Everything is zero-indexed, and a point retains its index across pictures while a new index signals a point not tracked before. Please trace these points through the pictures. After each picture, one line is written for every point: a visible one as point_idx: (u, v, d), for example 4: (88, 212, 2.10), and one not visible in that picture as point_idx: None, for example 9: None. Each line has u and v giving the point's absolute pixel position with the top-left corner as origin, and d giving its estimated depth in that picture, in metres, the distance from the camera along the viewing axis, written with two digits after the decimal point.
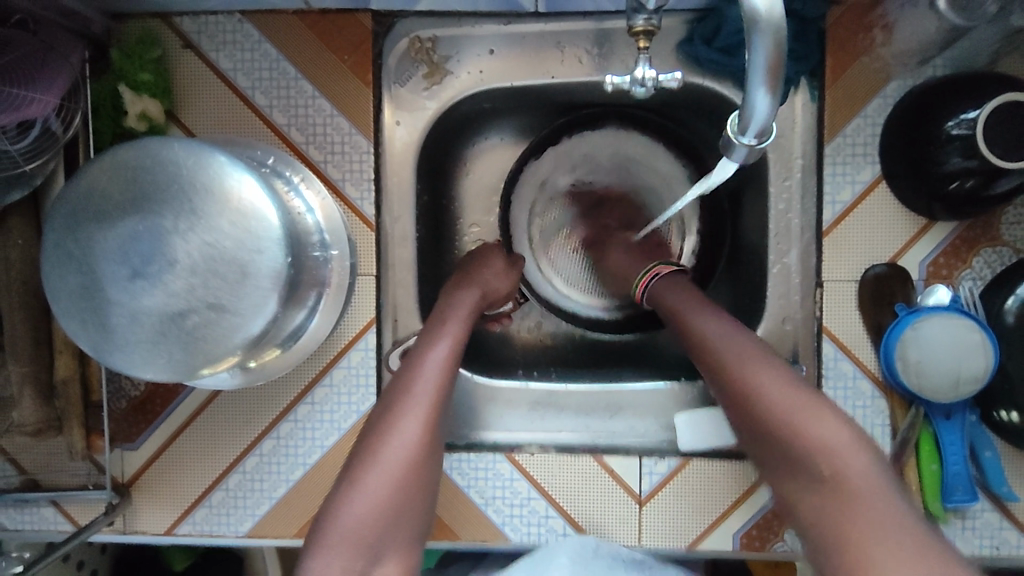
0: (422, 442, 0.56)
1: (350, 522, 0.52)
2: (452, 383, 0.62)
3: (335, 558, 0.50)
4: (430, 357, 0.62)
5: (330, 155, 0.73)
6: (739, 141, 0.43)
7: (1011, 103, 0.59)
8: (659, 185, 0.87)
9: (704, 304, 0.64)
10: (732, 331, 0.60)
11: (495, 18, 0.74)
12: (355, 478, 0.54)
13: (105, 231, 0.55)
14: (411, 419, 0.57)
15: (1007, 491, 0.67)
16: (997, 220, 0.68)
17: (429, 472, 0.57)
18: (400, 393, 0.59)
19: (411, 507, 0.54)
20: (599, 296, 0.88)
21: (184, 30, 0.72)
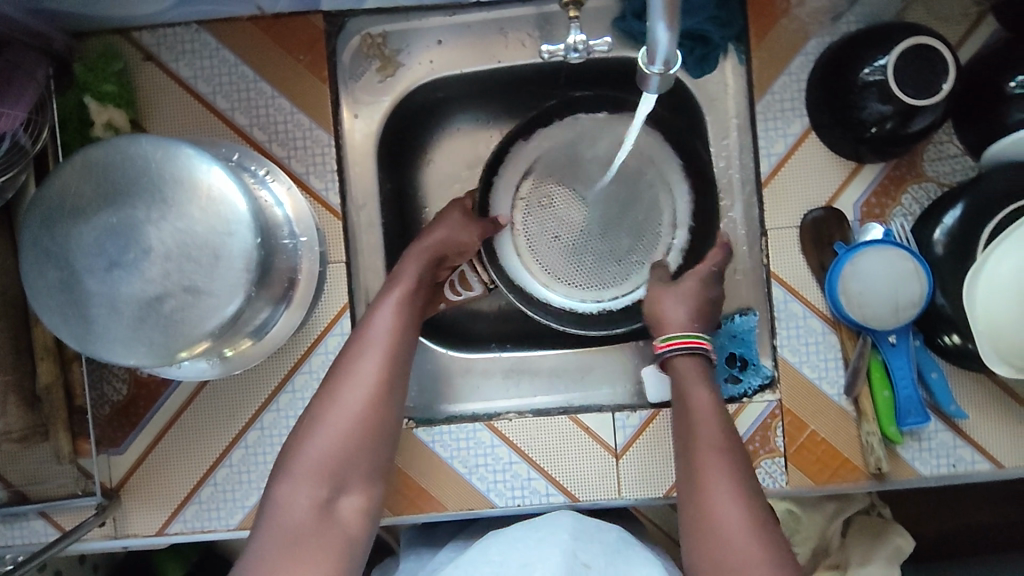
0: (378, 390, 0.63)
1: (313, 457, 0.60)
2: (406, 334, 0.67)
3: (302, 489, 0.58)
4: (381, 311, 0.67)
5: (292, 150, 0.76)
6: (650, 71, 0.46)
7: (916, 47, 0.65)
8: (651, 177, 0.87)
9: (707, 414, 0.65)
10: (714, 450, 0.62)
11: (440, 10, 0.79)
12: (317, 418, 0.62)
13: (81, 227, 0.57)
14: (366, 376, 0.63)
15: (955, 410, 0.72)
16: (919, 158, 0.74)
17: (387, 419, 0.63)
18: (354, 343, 0.65)
19: (367, 449, 0.62)
20: (575, 284, 0.88)
21: (143, 44, 0.76)
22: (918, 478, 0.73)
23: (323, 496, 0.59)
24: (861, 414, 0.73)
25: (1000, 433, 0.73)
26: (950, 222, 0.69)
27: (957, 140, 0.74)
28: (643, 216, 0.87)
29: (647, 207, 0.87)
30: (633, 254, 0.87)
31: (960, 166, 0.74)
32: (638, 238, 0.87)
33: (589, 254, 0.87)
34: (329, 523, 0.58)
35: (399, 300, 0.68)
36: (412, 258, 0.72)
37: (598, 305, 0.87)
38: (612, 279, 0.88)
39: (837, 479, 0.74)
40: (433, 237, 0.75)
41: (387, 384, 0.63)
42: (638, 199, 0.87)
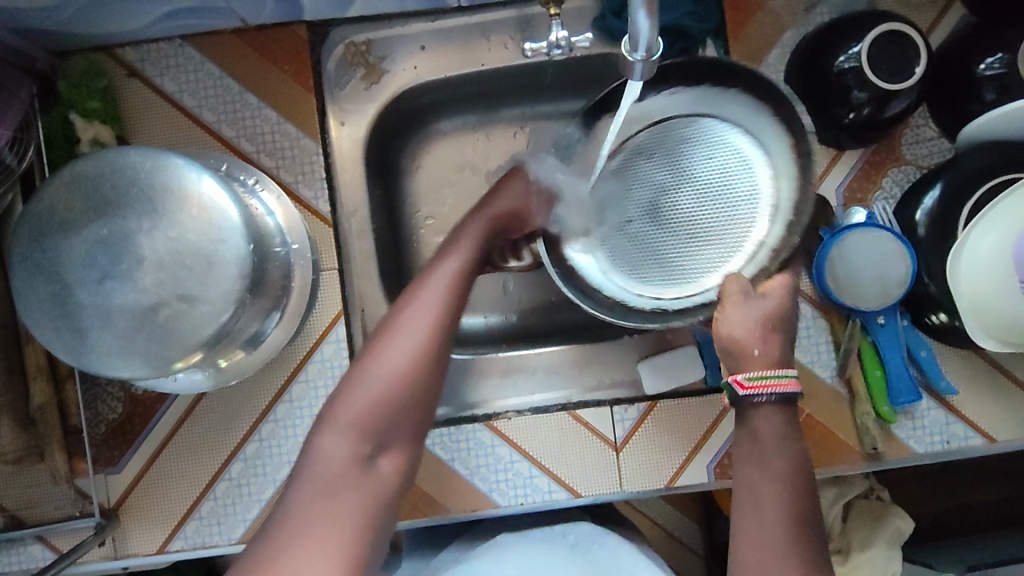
0: (425, 352, 0.59)
1: (357, 405, 0.57)
2: (463, 296, 0.64)
3: (342, 437, 0.56)
4: (439, 269, 0.65)
5: (281, 160, 0.76)
6: (634, 58, 0.47)
7: (888, 33, 0.67)
8: (753, 150, 0.62)
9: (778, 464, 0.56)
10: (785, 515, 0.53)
11: (422, 16, 0.80)
12: (364, 368, 0.59)
13: (71, 240, 0.57)
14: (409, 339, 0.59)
15: (945, 386, 0.73)
16: (897, 143, 0.76)
17: (436, 374, 0.60)
18: (408, 297, 0.62)
19: (416, 400, 0.58)
20: (635, 277, 0.66)
21: (127, 60, 0.76)
22: (913, 456, 0.74)
23: (364, 447, 0.56)
24: (854, 394, 0.74)
25: (989, 407, 0.74)
26: (930, 203, 0.71)
27: (932, 123, 0.76)
28: (749, 205, 0.62)
29: (745, 192, 0.62)
30: (716, 248, 0.63)
31: (938, 149, 0.76)
32: (725, 231, 0.63)
33: (664, 243, 0.65)
34: (366, 489, 0.55)
35: (458, 268, 0.65)
36: (475, 226, 0.70)
37: (656, 304, 0.64)
38: (682, 277, 0.64)
39: (835, 461, 0.75)
40: (500, 206, 0.72)
41: (436, 341, 0.60)
42: (745, 177, 0.62)
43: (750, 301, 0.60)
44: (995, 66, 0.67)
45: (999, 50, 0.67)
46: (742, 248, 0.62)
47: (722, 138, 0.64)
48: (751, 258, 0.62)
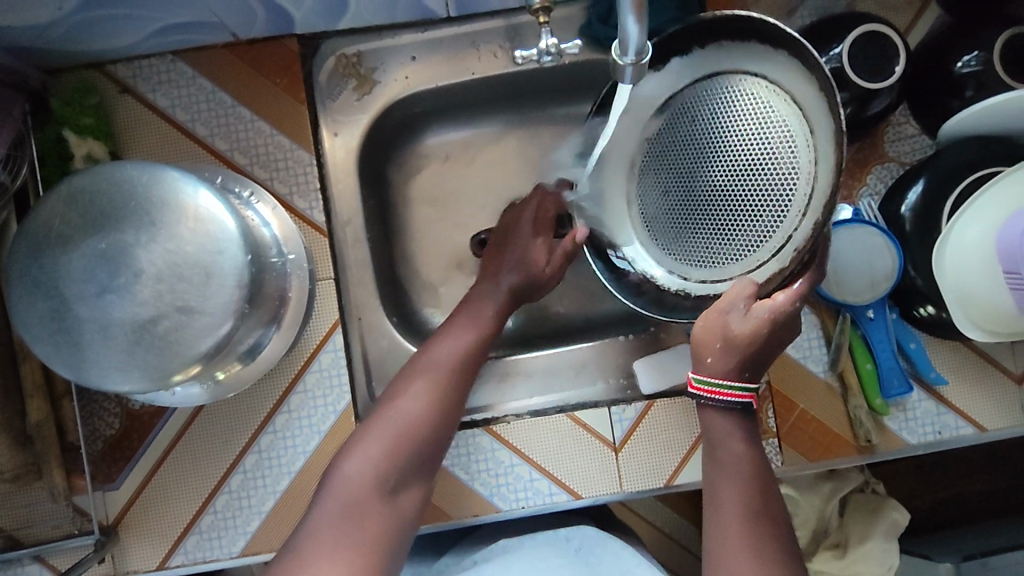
0: (430, 411, 0.66)
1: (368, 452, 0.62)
2: (469, 366, 0.71)
3: (364, 458, 0.62)
4: (447, 338, 0.71)
5: (275, 172, 0.77)
6: (624, 61, 0.48)
7: (866, 35, 0.69)
8: (799, 129, 0.58)
9: (750, 481, 0.60)
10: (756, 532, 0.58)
11: (412, 27, 0.81)
12: (371, 424, 0.65)
13: (69, 254, 0.57)
14: (428, 376, 0.68)
15: (935, 376, 0.75)
16: (880, 140, 0.78)
17: (438, 436, 0.67)
18: (415, 366, 0.69)
19: (422, 451, 0.65)
20: (670, 251, 0.67)
21: (118, 77, 0.76)
22: (906, 447, 0.75)
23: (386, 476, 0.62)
24: (847, 388, 0.75)
25: (979, 398, 0.76)
26: (914, 198, 0.73)
27: (913, 120, 0.77)
28: (782, 192, 0.59)
29: (783, 172, 0.58)
30: (747, 232, 0.61)
31: (919, 145, 0.78)
32: (757, 216, 0.60)
33: (694, 219, 0.64)
34: (386, 511, 0.61)
35: (467, 342, 0.72)
36: (494, 292, 0.76)
37: (681, 287, 0.66)
38: (709, 259, 0.64)
39: (831, 455, 0.76)
40: (506, 279, 0.77)
41: (439, 407, 0.67)
42: (782, 159, 0.58)
43: (735, 315, 0.60)
44: (972, 64, 0.69)
45: (975, 49, 0.69)
46: (772, 238, 0.60)
47: (765, 111, 0.59)
48: (778, 251, 0.60)
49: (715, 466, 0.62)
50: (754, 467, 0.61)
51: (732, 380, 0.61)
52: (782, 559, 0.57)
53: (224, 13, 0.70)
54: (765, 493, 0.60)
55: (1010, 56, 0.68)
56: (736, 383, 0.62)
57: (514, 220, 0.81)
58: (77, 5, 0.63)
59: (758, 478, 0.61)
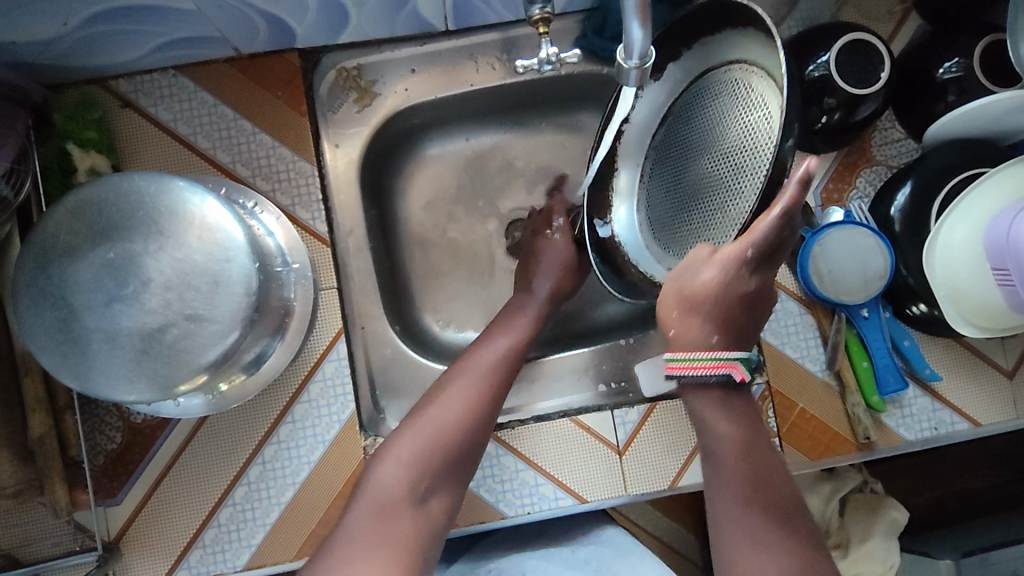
0: (467, 413, 0.67)
1: (406, 452, 0.64)
2: (509, 371, 0.72)
3: (393, 470, 0.63)
4: (488, 346, 0.73)
5: (277, 183, 0.78)
6: (628, 65, 0.49)
7: (851, 43, 0.72)
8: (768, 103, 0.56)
9: (746, 472, 0.59)
10: (762, 520, 0.57)
11: (411, 41, 0.82)
12: (405, 426, 0.66)
13: (77, 264, 0.57)
14: (466, 380, 0.69)
15: (930, 373, 0.76)
16: (868, 145, 0.80)
17: (477, 440, 0.67)
18: (458, 371, 0.71)
19: (461, 455, 0.66)
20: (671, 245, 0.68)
21: (121, 92, 0.77)
22: (905, 443, 0.77)
23: (418, 487, 0.62)
24: (845, 386, 0.77)
25: (973, 392, 0.77)
26: (903, 199, 0.75)
27: (898, 125, 0.80)
28: (754, 166, 0.57)
29: (754, 146, 0.57)
30: (732, 215, 0.59)
31: (905, 149, 0.80)
32: (739, 196, 0.58)
33: (689, 212, 0.65)
34: (416, 521, 0.62)
35: (506, 349, 0.73)
36: (530, 300, 0.78)
37: None
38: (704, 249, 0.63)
39: (831, 452, 0.78)
40: (541, 286, 0.79)
41: (479, 409, 0.67)
42: (753, 136, 0.57)
43: (689, 275, 0.60)
44: (953, 70, 0.72)
45: (954, 56, 0.72)
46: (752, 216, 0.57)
47: (741, 94, 0.60)
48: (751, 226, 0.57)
49: (709, 458, 0.61)
50: (746, 450, 0.60)
51: (706, 352, 0.59)
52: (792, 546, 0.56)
53: (228, 27, 0.71)
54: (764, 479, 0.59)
55: (990, 62, 0.72)
56: (709, 354, 0.59)
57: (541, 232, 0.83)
58: (83, 20, 0.64)
59: (754, 464, 0.60)
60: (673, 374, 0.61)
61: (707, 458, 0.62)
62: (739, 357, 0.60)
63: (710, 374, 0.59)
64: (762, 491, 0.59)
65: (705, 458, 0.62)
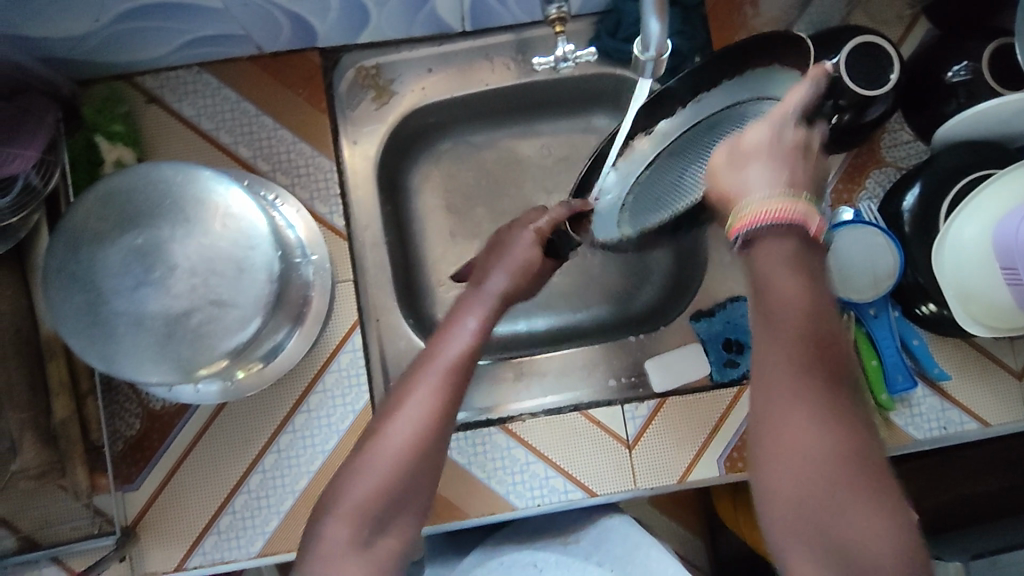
0: (422, 436, 0.56)
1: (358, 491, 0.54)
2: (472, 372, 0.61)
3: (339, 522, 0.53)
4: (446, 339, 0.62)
5: (296, 178, 0.80)
6: (644, 58, 0.51)
7: (862, 45, 0.73)
8: None
9: (804, 347, 0.47)
10: (818, 408, 0.46)
11: (429, 41, 0.84)
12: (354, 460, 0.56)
13: (105, 249, 0.59)
14: (419, 393, 0.57)
15: (939, 372, 0.77)
16: (877, 146, 0.82)
17: (431, 466, 0.56)
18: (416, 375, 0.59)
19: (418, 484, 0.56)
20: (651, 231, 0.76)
21: (146, 87, 0.79)
22: (914, 442, 0.77)
23: (365, 533, 0.53)
24: None
25: (982, 393, 0.78)
26: (912, 200, 0.76)
27: (908, 127, 0.81)
28: None
29: None
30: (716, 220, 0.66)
31: (914, 151, 0.81)
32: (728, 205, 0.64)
33: None
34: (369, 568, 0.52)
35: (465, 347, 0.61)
36: (481, 295, 0.67)
37: None
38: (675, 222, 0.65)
39: None
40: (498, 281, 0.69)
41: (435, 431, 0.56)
42: None
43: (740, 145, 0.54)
44: (961, 73, 0.73)
45: (964, 59, 0.73)
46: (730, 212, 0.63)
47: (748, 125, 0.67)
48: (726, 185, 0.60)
49: (763, 314, 0.48)
50: (806, 315, 0.47)
51: (779, 191, 0.48)
52: (855, 441, 0.45)
53: (252, 25, 0.73)
54: (822, 353, 0.47)
55: (998, 65, 0.73)
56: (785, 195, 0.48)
57: (520, 223, 0.76)
58: (115, 16, 0.66)
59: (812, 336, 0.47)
60: (746, 227, 0.48)
61: (759, 314, 0.49)
62: (816, 203, 0.49)
63: (794, 212, 0.47)
64: (817, 367, 0.46)
65: (755, 309, 0.49)
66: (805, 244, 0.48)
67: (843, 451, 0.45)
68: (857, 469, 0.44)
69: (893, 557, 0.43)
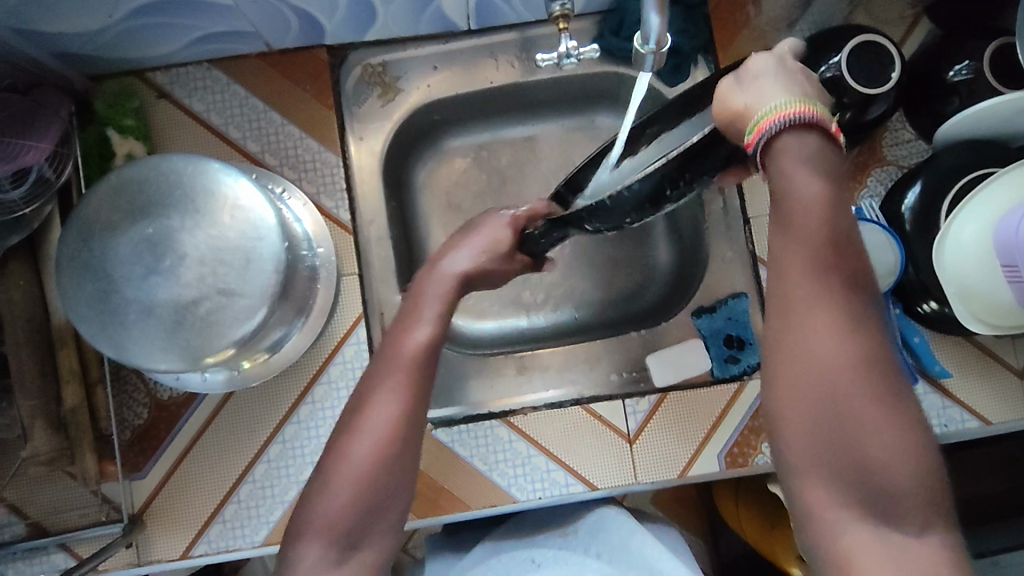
0: (387, 445, 0.52)
1: (327, 506, 0.51)
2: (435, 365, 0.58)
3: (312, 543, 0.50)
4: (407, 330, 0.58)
5: (303, 172, 0.81)
6: (644, 51, 0.52)
7: (863, 43, 0.73)
8: None
9: (825, 254, 0.45)
10: (838, 316, 0.45)
11: (434, 39, 0.86)
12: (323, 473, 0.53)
13: (118, 238, 0.61)
14: (383, 399, 0.54)
15: (939, 370, 0.77)
16: (879, 144, 0.82)
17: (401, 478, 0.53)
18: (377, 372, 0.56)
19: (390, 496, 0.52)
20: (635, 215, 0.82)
21: (157, 83, 0.81)
22: None
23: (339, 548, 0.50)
24: None
25: (983, 391, 0.78)
26: (913, 200, 0.76)
27: (910, 126, 0.82)
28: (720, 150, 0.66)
29: None
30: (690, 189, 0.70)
31: (916, 150, 0.82)
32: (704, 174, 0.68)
33: None
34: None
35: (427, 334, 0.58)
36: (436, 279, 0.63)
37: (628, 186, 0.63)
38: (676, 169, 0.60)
39: None
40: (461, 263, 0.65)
41: (400, 439, 0.53)
42: None
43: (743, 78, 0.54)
44: (963, 72, 0.74)
45: (966, 58, 0.74)
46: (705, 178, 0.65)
47: None
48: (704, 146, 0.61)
49: (781, 221, 0.47)
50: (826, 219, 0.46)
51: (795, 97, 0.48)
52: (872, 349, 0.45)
53: (261, 22, 0.75)
54: (841, 261, 0.46)
55: (1000, 65, 0.73)
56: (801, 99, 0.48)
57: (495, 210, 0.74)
58: (127, 12, 0.68)
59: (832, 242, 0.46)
60: (768, 129, 0.47)
61: (778, 220, 0.47)
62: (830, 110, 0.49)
63: (813, 109, 0.47)
64: (838, 274, 0.45)
65: (773, 217, 0.48)
66: (827, 145, 0.47)
67: (863, 363, 0.44)
68: (876, 376, 0.44)
69: (908, 468, 0.43)
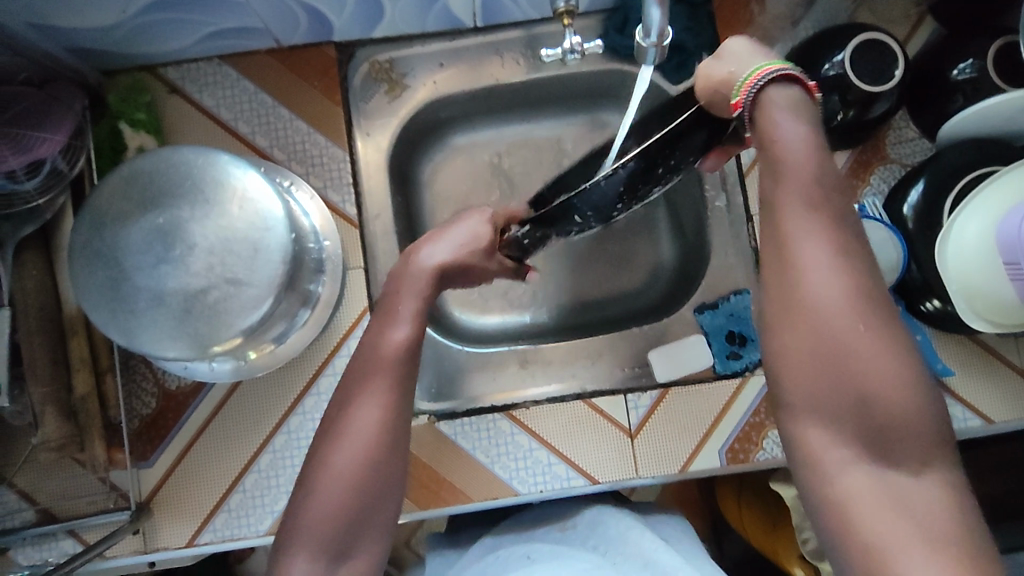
0: (373, 449, 0.53)
1: (317, 511, 0.52)
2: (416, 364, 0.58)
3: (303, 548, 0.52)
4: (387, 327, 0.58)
5: (310, 167, 0.82)
6: (646, 44, 0.53)
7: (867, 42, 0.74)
8: None
9: (813, 194, 0.48)
10: (829, 253, 0.47)
11: (441, 37, 0.87)
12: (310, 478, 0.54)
13: (129, 227, 0.62)
14: (368, 406, 0.55)
15: (941, 367, 0.78)
16: (883, 142, 0.82)
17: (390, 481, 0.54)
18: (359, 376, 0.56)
19: (379, 501, 0.54)
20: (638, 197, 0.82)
21: (168, 78, 0.82)
22: None
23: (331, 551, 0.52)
24: None
25: (986, 388, 0.78)
26: (914, 198, 0.77)
27: (913, 125, 0.82)
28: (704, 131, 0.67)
29: None
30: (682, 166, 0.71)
31: (920, 148, 0.82)
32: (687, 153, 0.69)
33: None
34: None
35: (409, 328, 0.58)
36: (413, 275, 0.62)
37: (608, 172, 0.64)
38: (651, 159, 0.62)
39: None
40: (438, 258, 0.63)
41: (387, 444, 0.54)
42: None
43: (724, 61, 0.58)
44: (967, 71, 0.74)
45: (968, 57, 0.74)
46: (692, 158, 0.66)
47: None
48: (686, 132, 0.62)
49: (771, 168, 0.50)
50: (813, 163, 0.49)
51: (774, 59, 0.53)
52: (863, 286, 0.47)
53: (270, 18, 0.76)
54: (830, 202, 0.48)
55: (1003, 63, 0.73)
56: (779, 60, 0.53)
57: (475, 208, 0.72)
58: (140, 8, 0.69)
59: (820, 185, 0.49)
60: (750, 88, 0.52)
61: (769, 172, 0.51)
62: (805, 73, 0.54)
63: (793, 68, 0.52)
64: (828, 212, 0.48)
65: (764, 168, 0.51)
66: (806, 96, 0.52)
67: (856, 301, 0.46)
68: (869, 310, 0.46)
69: (903, 397, 0.45)
